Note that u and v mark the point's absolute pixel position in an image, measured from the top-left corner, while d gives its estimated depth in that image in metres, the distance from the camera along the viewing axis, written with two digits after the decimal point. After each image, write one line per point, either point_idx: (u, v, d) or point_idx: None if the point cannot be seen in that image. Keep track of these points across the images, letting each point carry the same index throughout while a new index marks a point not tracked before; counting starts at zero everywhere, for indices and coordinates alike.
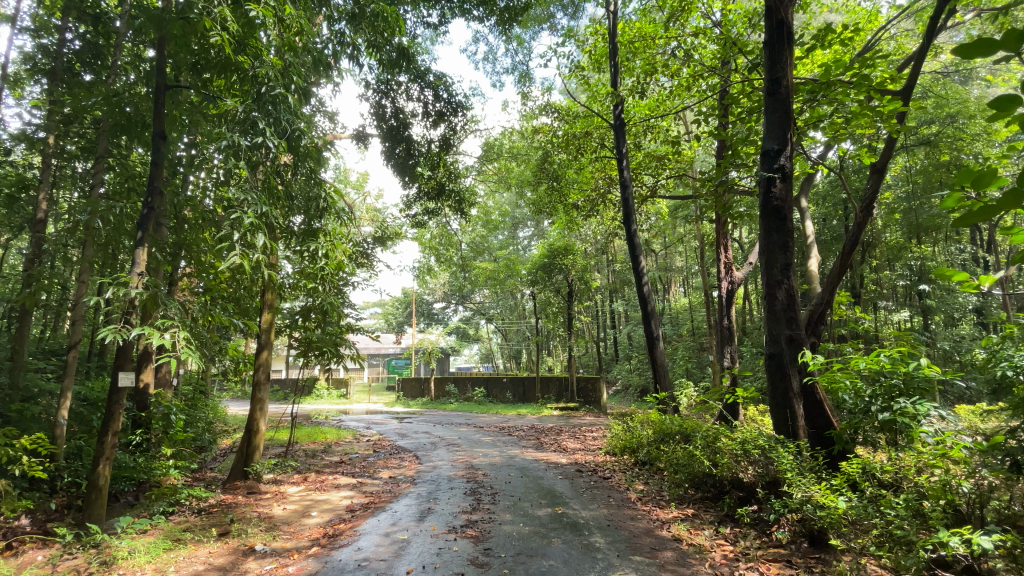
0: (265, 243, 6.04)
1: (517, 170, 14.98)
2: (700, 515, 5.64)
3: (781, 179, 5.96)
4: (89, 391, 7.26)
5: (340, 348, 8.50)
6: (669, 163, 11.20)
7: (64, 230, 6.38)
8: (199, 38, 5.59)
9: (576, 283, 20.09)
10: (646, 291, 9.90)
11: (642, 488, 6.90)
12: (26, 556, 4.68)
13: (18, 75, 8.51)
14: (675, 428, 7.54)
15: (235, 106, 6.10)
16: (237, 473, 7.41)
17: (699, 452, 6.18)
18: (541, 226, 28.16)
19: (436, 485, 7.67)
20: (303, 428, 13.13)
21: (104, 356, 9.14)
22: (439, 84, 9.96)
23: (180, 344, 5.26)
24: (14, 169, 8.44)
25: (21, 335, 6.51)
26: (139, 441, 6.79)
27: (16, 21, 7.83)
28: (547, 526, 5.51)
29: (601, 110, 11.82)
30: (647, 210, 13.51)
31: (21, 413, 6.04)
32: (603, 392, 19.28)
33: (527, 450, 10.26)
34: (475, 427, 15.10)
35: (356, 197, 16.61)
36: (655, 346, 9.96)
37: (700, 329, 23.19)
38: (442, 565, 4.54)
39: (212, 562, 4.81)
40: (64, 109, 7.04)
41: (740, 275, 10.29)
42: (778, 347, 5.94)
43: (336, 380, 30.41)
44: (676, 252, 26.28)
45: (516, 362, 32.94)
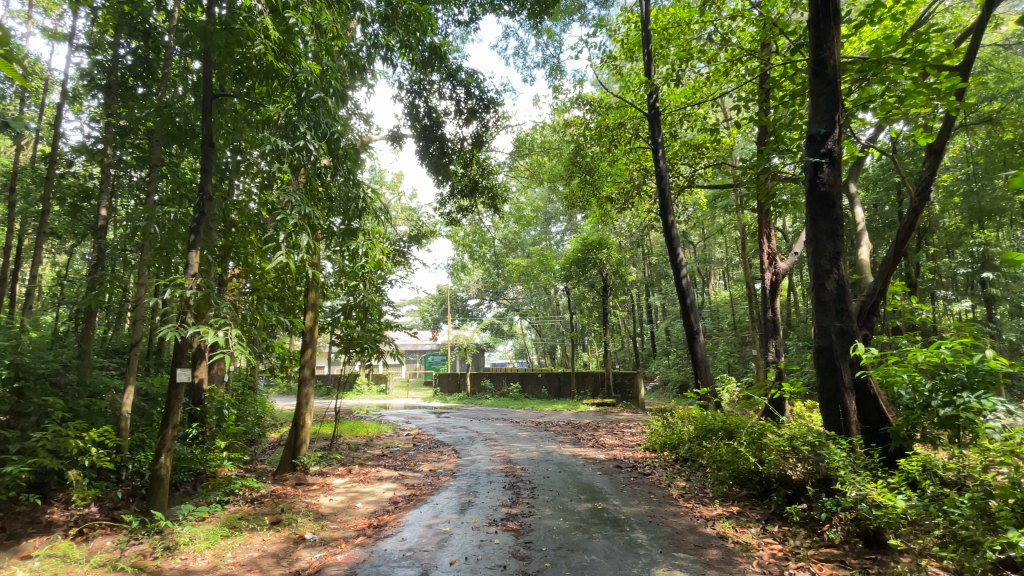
0: (310, 243, 6.24)
1: (549, 165, 14.88)
2: (746, 513, 5.47)
3: (829, 164, 5.71)
4: (149, 386, 7.73)
5: (380, 345, 8.71)
6: (707, 152, 10.87)
7: (123, 235, 6.78)
8: (242, 48, 5.80)
9: (611, 277, 19.85)
10: (685, 283, 9.67)
11: (684, 484, 6.76)
12: (96, 541, 5.03)
13: (77, 91, 9.13)
14: (718, 423, 7.33)
15: (277, 112, 6.31)
16: (285, 465, 7.74)
17: (744, 449, 6.00)
18: (574, 220, 27.94)
19: (475, 479, 7.73)
20: (346, 422, 13.52)
21: (160, 353, 9.71)
22: (470, 81, 10.02)
23: (233, 341, 5.53)
24: (76, 179, 9.09)
25: (87, 333, 6.97)
26: (195, 435, 7.16)
27: (73, 40, 8.40)
28: (588, 521, 5.49)
29: (634, 100, 11.57)
30: (684, 201, 13.16)
31: (88, 408, 6.41)
32: (641, 387, 18.99)
33: (565, 446, 10.23)
34: (511, 422, 15.13)
35: (391, 197, 16.93)
36: (695, 340, 9.70)
37: (742, 323, 22.52)
38: (485, 556, 4.61)
39: (265, 549, 5.04)
40: (120, 121, 7.52)
41: (784, 265, 9.86)
42: (828, 340, 5.68)
43: (375, 376, 31.27)
44: (716, 243, 25.46)
45: (552, 358, 32.93)
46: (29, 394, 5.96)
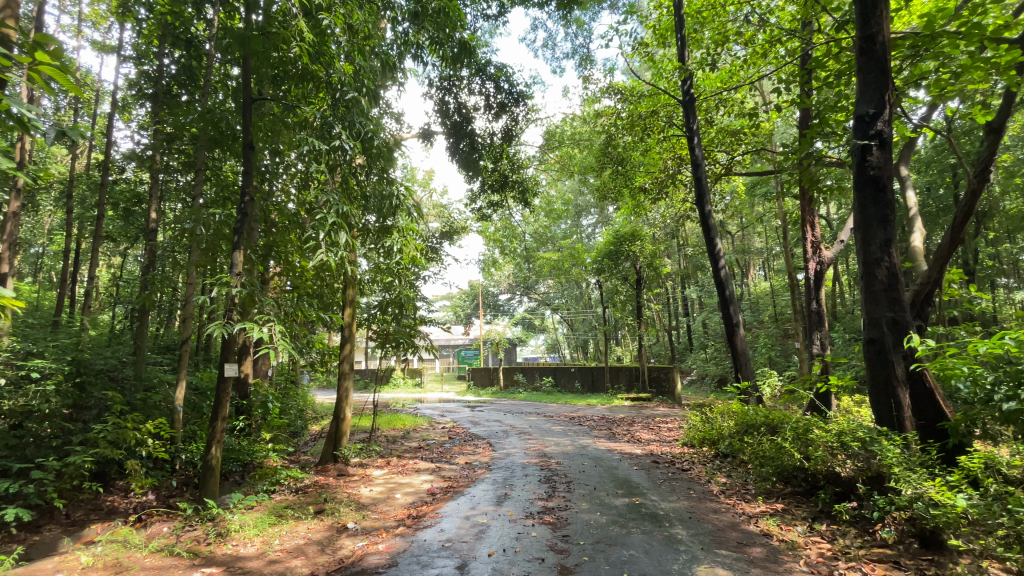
0: (347, 240, 6.39)
1: (580, 157, 14.72)
2: (791, 511, 5.28)
3: (879, 146, 5.41)
4: (199, 381, 8.11)
5: (415, 340, 8.86)
6: (745, 138, 10.49)
7: (173, 237, 7.10)
8: (279, 52, 5.96)
9: (645, 270, 19.50)
10: (724, 275, 9.39)
11: (725, 481, 6.60)
12: (155, 527, 5.33)
13: (126, 101, 9.62)
14: (760, 419, 7.12)
15: (313, 114, 6.47)
16: (328, 457, 7.98)
17: (789, 444, 5.80)
18: (605, 213, 27.61)
19: (510, 472, 7.78)
20: (384, 416, 13.83)
21: (208, 350, 10.17)
22: (499, 75, 10.01)
23: (277, 337, 5.73)
24: (128, 185, 9.60)
25: (142, 331, 7.36)
26: (243, 427, 7.48)
27: (120, 51, 8.85)
28: (625, 516, 5.44)
29: (667, 87, 11.38)
30: (721, 189, 12.75)
31: (144, 401, 6.77)
32: (677, 381, 18.62)
33: (600, 441, 10.17)
34: (545, 417, 15.14)
35: (422, 194, 17.14)
36: (734, 333, 9.42)
37: (784, 315, 21.76)
38: (523, 548, 4.63)
39: (310, 536, 5.21)
40: (167, 128, 7.87)
41: (829, 254, 9.42)
42: (879, 332, 5.42)
43: (409, 371, 31.88)
44: (755, 233, 24.63)
45: (585, 353, 32.71)
46: (90, 388, 6.33)
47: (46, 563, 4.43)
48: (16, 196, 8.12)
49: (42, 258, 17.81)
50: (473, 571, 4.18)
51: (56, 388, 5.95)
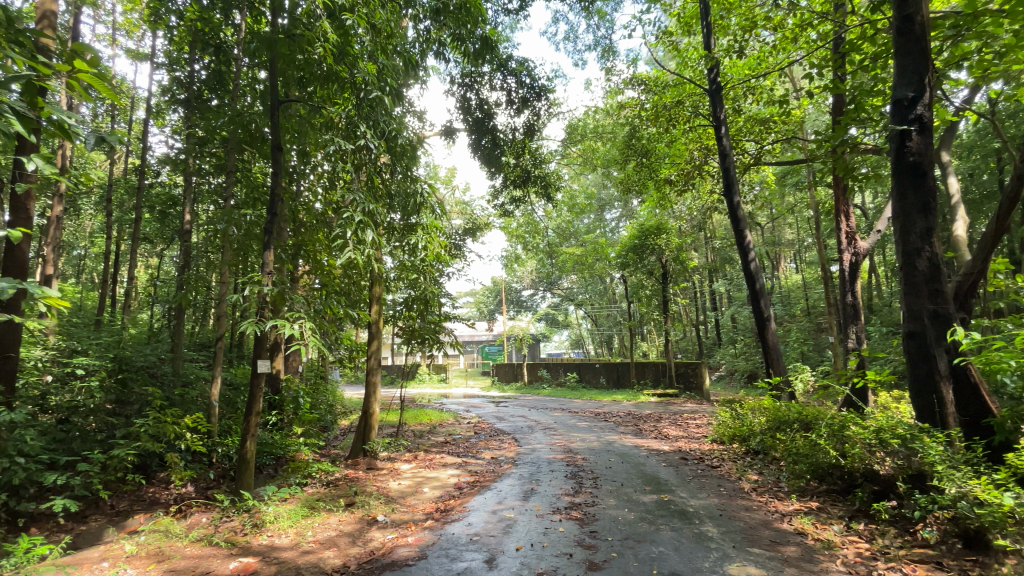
0: (373, 238, 6.48)
1: (604, 150, 14.56)
2: (827, 509, 5.13)
3: (919, 131, 5.18)
4: (234, 376, 8.37)
5: (441, 336, 8.95)
6: (775, 126, 10.17)
7: (206, 238, 7.33)
8: (304, 54, 6.07)
9: (670, 264, 19.19)
10: (753, 267, 9.15)
11: (756, 478, 6.46)
12: (194, 518, 5.53)
13: (159, 106, 9.96)
14: (793, 415, 6.93)
15: (338, 114, 6.57)
16: (357, 451, 8.14)
17: (824, 441, 5.64)
18: (629, 206, 27.28)
19: (536, 467, 7.79)
20: (410, 411, 14.04)
21: (241, 347, 10.48)
22: (521, 70, 9.96)
23: (308, 333, 5.86)
24: (163, 188, 9.94)
25: (179, 329, 7.64)
26: (275, 421, 7.69)
27: (153, 59, 9.16)
28: (654, 513, 5.38)
29: (693, 76, 11.13)
30: (750, 179, 12.42)
31: (183, 396, 7.03)
32: (705, 376, 18.29)
33: (626, 437, 10.07)
34: (570, 412, 15.10)
35: (445, 191, 17.22)
36: (765, 327, 9.19)
37: (817, 309, 21.12)
38: (550, 544, 4.63)
39: (342, 529, 5.33)
40: (199, 132, 8.11)
41: (865, 245, 9.07)
42: (920, 325, 5.19)
43: (434, 367, 32.23)
44: (785, 224, 23.95)
45: (610, 348, 32.45)
46: (131, 383, 6.63)
47: (95, 550, 4.64)
48: (59, 201, 8.48)
49: (84, 259, 18.59)
50: (501, 565, 4.20)
51: (100, 383, 6.26)
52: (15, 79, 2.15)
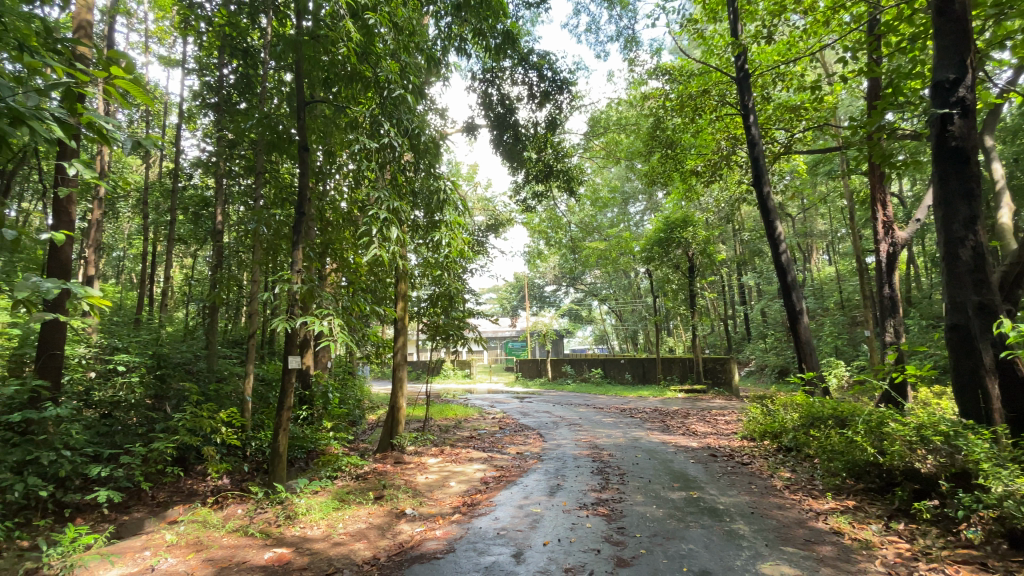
0: (398, 235, 6.55)
1: (628, 142, 14.37)
2: (864, 508, 4.95)
3: (961, 114, 4.92)
4: (266, 372, 8.62)
5: (465, 331, 9.01)
6: (806, 114, 9.84)
7: (238, 237, 7.54)
8: (328, 55, 6.16)
9: (697, 257, 18.85)
10: (785, 260, 8.88)
11: (789, 475, 6.29)
12: (230, 509, 5.71)
13: (191, 111, 10.26)
14: (828, 411, 6.72)
15: (362, 113, 6.65)
16: (385, 445, 8.28)
17: (861, 438, 5.46)
18: (654, 199, 26.92)
19: (562, 463, 7.77)
20: (436, 406, 14.19)
21: (272, 343, 10.76)
22: (543, 64, 9.90)
23: (336, 330, 5.95)
24: (196, 190, 10.25)
25: (213, 327, 7.88)
26: (306, 416, 7.88)
27: (185, 64, 9.44)
28: (683, 510, 5.30)
29: (720, 64, 10.87)
30: (780, 169, 12.06)
31: (218, 391, 7.27)
32: (734, 372, 17.91)
33: (653, 433, 9.97)
34: (595, 408, 15.03)
35: (467, 188, 17.30)
36: (797, 321, 8.92)
37: (852, 302, 20.42)
38: (578, 539, 4.61)
39: (371, 521, 5.43)
40: (228, 135, 8.32)
41: (904, 235, 8.70)
42: (963, 317, 4.96)
43: (459, 363, 32.51)
44: (817, 215, 23.23)
45: (635, 343, 32.11)
46: (169, 379, 6.91)
47: (137, 539, 4.84)
48: (99, 205, 8.83)
49: (124, 260, 19.36)
50: (528, 560, 4.21)
51: (140, 379, 6.54)
52: (57, 87, 2.21)
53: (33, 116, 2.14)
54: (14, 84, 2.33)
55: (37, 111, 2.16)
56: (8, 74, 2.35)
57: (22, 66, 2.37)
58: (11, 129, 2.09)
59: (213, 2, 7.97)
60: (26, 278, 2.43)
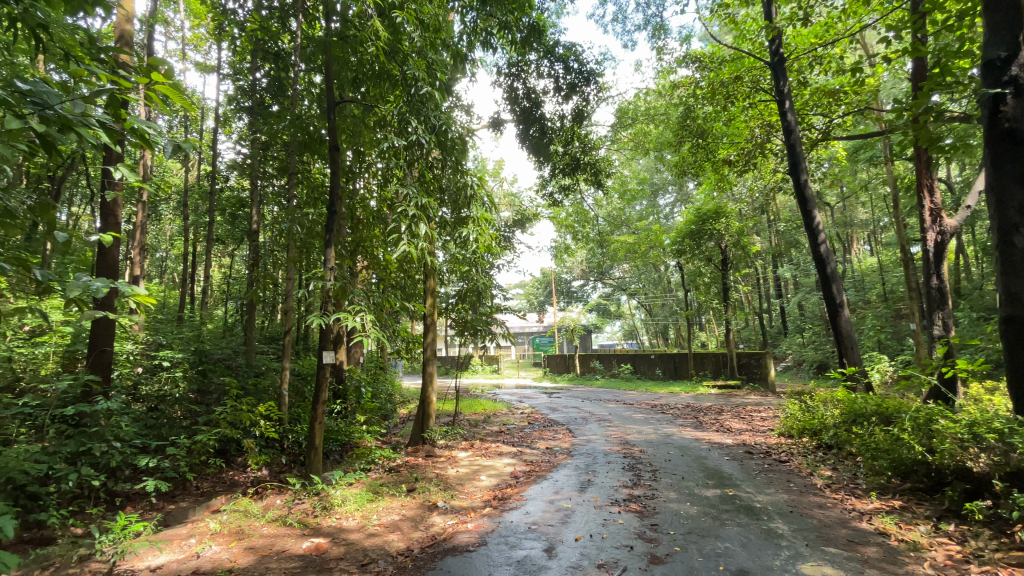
0: (427, 231, 6.62)
1: (656, 133, 14.09)
2: (912, 509, 4.74)
3: (1014, 95, 4.60)
4: (301, 367, 8.86)
5: (494, 327, 9.05)
6: (846, 97, 9.44)
7: (273, 237, 7.75)
8: (356, 55, 6.24)
9: (730, 250, 18.36)
10: (824, 251, 8.54)
11: (830, 474, 6.08)
12: (270, 499, 5.90)
13: (227, 114, 10.58)
14: (872, 408, 6.46)
15: (390, 111, 6.72)
16: (416, 438, 8.41)
17: (908, 436, 5.24)
18: (684, 190, 26.34)
19: (592, 458, 7.72)
20: (465, 400, 14.29)
21: (306, 339, 11.05)
22: (569, 55, 9.79)
23: (368, 325, 6.06)
24: (233, 192, 10.59)
25: (251, 324, 8.13)
26: (340, 409, 8.07)
27: (220, 70, 9.74)
28: (718, 508, 5.18)
29: (752, 48, 10.53)
30: (818, 156, 11.60)
31: (256, 386, 7.50)
32: (770, 367, 17.41)
33: (685, 430, 9.80)
34: (625, 404, 14.85)
35: (494, 184, 17.31)
36: (837, 315, 8.58)
37: (896, 294, 19.52)
38: (610, 535, 4.58)
39: (404, 513, 5.52)
40: (262, 137, 8.54)
41: (953, 223, 8.25)
42: (1020, 308, 4.66)
43: (487, 358, 32.70)
44: (858, 203, 22.31)
45: (665, 338, 31.59)
46: (211, 375, 7.18)
47: (183, 527, 5.05)
48: (143, 207, 9.21)
49: (167, 261, 20.23)
50: (561, 555, 4.21)
51: (184, 374, 6.83)
52: (101, 93, 2.28)
53: (81, 123, 2.23)
54: (64, 92, 2.42)
55: (84, 117, 2.24)
56: (58, 83, 2.45)
57: (70, 75, 2.46)
58: (61, 136, 2.19)
59: (245, 8, 8.17)
60: (78, 278, 2.54)
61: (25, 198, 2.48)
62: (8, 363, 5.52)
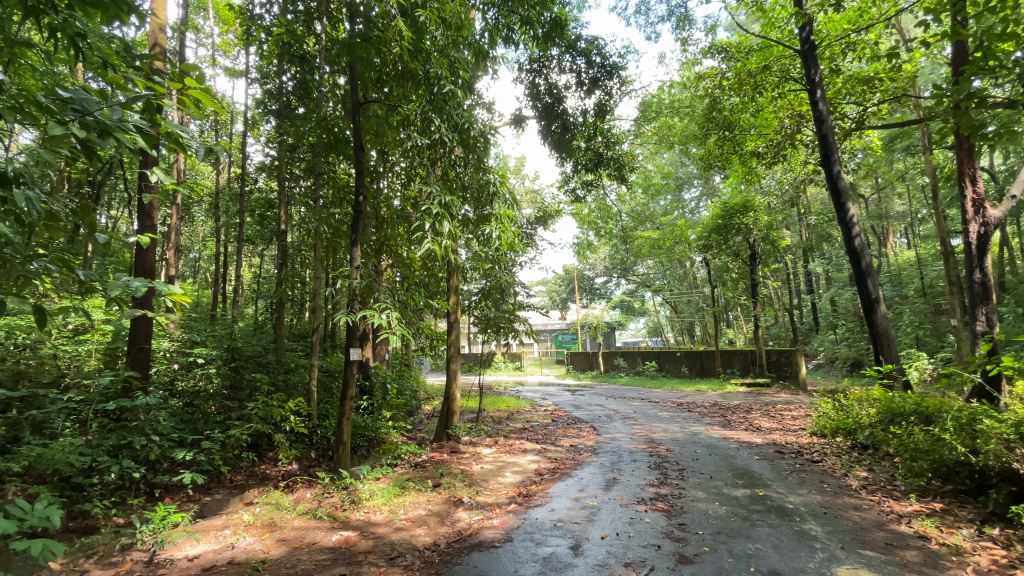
0: (450, 229, 6.66)
1: (681, 126, 13.85)
2: (953, 512, 4.56)
3: None
4: (329, 364, 9.04)
5: (517, 324, 9.05)
6: (881, 85, 9.09)
7: (300, 237, 7.92)
8: (380, 56, 6.30)
9: (759, 244, 17.92)
10: (858, 244, 8.26)
11: (866, 475, 5.89)
12: (300, 493, 6.04)
13: (255, 117, 10.86)
14: (910, 407, 6.24)
15: (413, 110, 6.77)
16: (441, 434, 8.48)
17: (950, 436, 5.04)
18: (710, 184, 25.83)
19: (617, 457, 7.66)
20: (490, 397, 14.39)
21: (333, 337, 11.28)
22: (591, 50, 9.70)
23: (393, 323, 6.14)
24: (262, 193, 10.86)
25: (280, 322, 8.34)
26: (367, 405, 8.21)
27: (248, 74, 10.00)
28: (748, 508, 5.08)
29: (781, 36, 10.25)
30: (852, 146, 11.21)
31: (286, 382, 7.69)
32: (801, 365, 16.95)
33: (713, 428, 9.64)
34: (651, 401, 14.69)
35: (515, 181, 17.31)
36: (873, 310, 8.29)
37: (935, 288, 18.75)
38: (637, 534, 4.53)
39: (430, 508, 5.58)
40: (289, 139, 8.72)
41: (998, 213, 7.87)
42: None
43: (510, 355, 32.79)
44: (894, 194, 21.49)
45: (691, 336, 31.08)
46: (243, 371, 7.39)
47: (219, 518, 5.22)
48: (177, 209, 9.53)
49: (200, 261, 20.91)
50: (587, 553, 4.19)
51: (217, 371, 7.05)
52: (137, 99, 2.35)
53: (119, 128, 2.30)
54: (103, 98, 2.51)
55: (121, 122, 2.32)
56: (97, 90, 2.54)
57: (108, 81, 2.55)
58: (101, 140, 2.27)
59: (272, 12, 8.36)
60: (118, 278, 2.63)
61: (68, 202, 2.57)
62: (54, 360, 5.77)
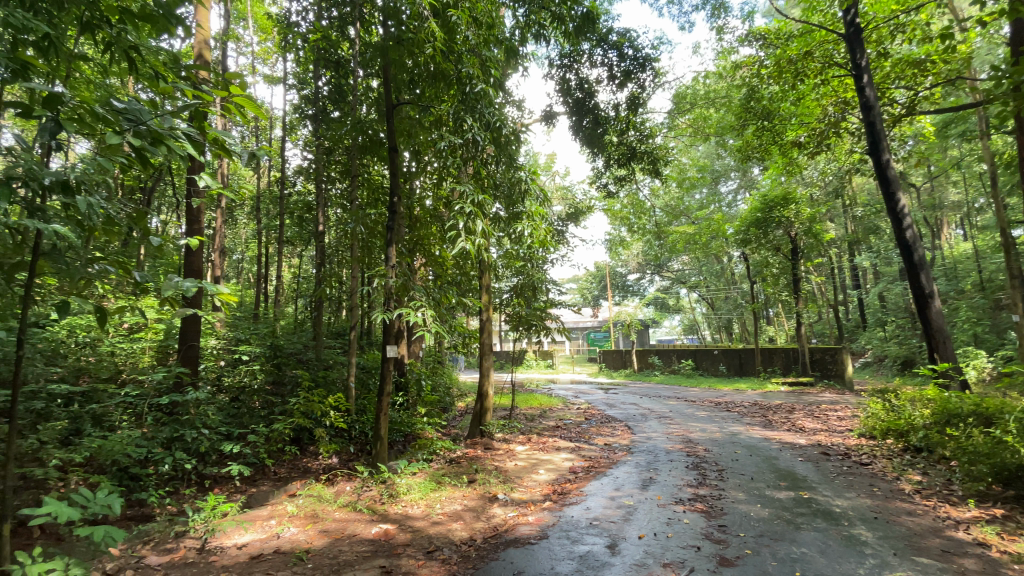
0: (483, 227, 6.70)
1: (716, 117, 13.49)
2: (1017, 518, 4.30)
3: None
4: (366, 361, 9.26)
5: (549, 322, 9.03)
6: (934, 67, 8.58)
7: (338, 237, 8.13)
8: (413, 58, 6.39)
9: (801, 238, 17.24)
10: (910, 236, 7.84)
11: (919, 478, 5.61)
12: (341, 486, 6.22)
13: (293, 121, 11.19)
14: (969, 408, 5.90)
15: (446, 111, 6.85)
16: (475, 431, 8.56)
17: (1013, 438, 4.75)
18: (747, 177, 25.01)
19: (653, 456, 7.54)
20: (523, 395, 14.42)
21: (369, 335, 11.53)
22: (623, 42, 9.56)
23: (428, 320, 6.24)
24: (300, 195, 11.20)
25: (319, 320, 8.59)
26: (402, 402, 8.37)
27: (286, 80, 10.33)
28: (792, 511, 4.92)
29: (823, 21, 9.83)
30: (901, 133, 10.65)
31: (326, 379, 7.91)
32: (847, 364, 16.25)
33: (752, 428, 9.38)
34: (686, 400, 14.38)
35: (546, 177, 17.23)
36: (927, 306, 7.85)
37: (994, 282, 17.62)
38: (675, 534, 4.46)
39: (466, 503, 5.65)
40: (326, 143, 8.96)
41: None
42: None
43: (542, 353, 32.75)
44: (948, 182, 20.28)
45: (728, 333, 30.23)
46: (284, 367, 7.65)
47: (265, 509, 5.44)
48: (222, 213, 9.94)
49: (242, 262, 21.73)
50: (625, 552, 4.15)
51: (260, 368, 7.31)
52: (186, 108, 2.45)
53: (169, 136, 2.40)
54: (154, 108, 2.64)
55: (172, 130, 2.41)
56: (147, 100, 2.66)
57: (158, 92, 2.68)
58: (153, 148, 2.39)
59: (308, 19, 8.59)
60: (170, 278, 2.77)
61: (124, 206, 2.71)
62: (112, 356, 6.14)
